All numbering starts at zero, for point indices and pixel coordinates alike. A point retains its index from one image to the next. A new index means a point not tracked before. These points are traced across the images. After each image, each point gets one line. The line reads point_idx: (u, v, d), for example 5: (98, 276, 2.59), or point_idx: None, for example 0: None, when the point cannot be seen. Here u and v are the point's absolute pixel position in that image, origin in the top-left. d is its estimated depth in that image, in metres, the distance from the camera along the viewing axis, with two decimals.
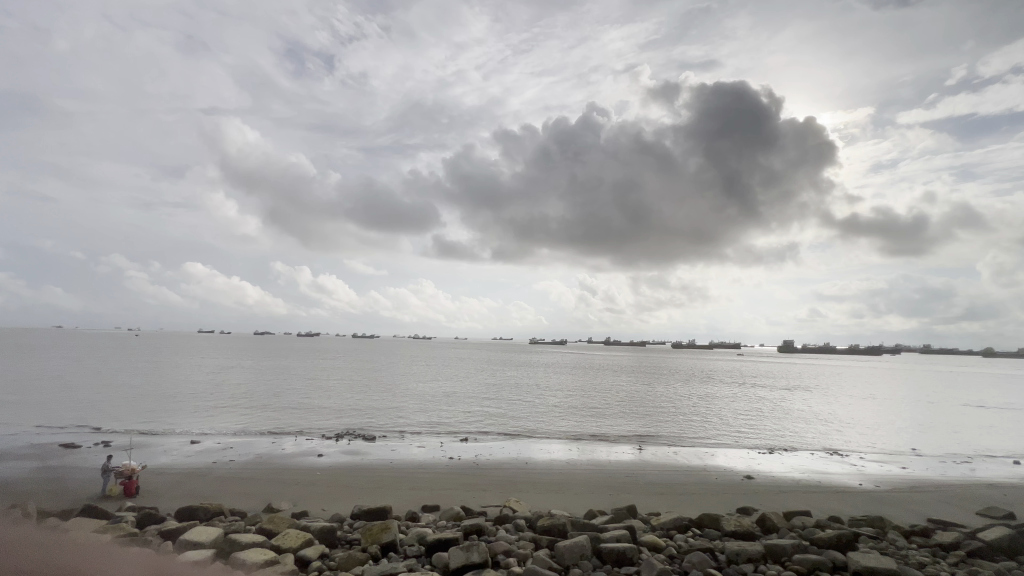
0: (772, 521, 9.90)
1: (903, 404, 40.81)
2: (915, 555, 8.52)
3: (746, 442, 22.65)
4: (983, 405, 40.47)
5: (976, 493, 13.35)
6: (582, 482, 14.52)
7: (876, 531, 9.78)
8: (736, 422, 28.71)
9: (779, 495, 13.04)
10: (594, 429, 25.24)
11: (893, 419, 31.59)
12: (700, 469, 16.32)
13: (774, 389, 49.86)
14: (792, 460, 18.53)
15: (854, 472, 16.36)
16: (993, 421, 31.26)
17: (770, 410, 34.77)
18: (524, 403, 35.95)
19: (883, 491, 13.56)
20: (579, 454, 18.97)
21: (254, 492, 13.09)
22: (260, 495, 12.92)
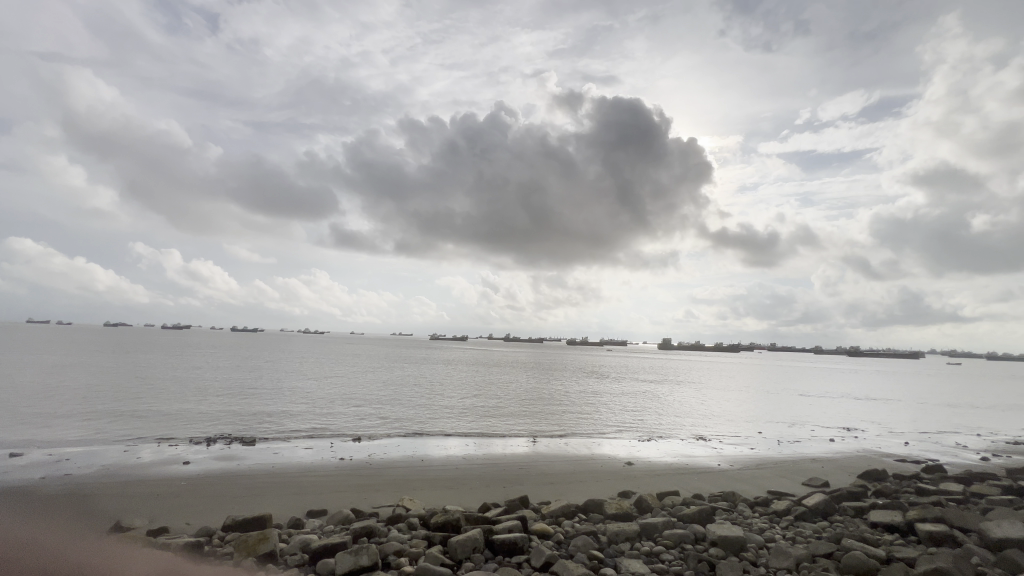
0: (647, 502, 10.93)
1: (753, 394, 47.39)
2: (757, 522, 9.98)
3: (629, 432, 24.84)
4: (812, 394, 48.57)
5: (803, 467, 16.03)
6: (479, 476, 14.71)
7: (729, 504, 11.28)
8: (621, 414, 31.28)
9: (654, 478, 14.49)
10: (490, 426, 25.69)
11: (744, 408, 36.51)
12: (587, 458, 17.60)
13: (653, 383, 54.92)
14: (666, 446, 20.69)
15: (714, 454, 18.72)
16: (819, 407, 37.60)
17: (648, 402, 38.30)
18: (421, 400, 35.48)
19: (735, 469, 15.73)
20: (476, 448, 19.31)
21: (99, 510, 11.26)
22: (117, 510, 11.29)
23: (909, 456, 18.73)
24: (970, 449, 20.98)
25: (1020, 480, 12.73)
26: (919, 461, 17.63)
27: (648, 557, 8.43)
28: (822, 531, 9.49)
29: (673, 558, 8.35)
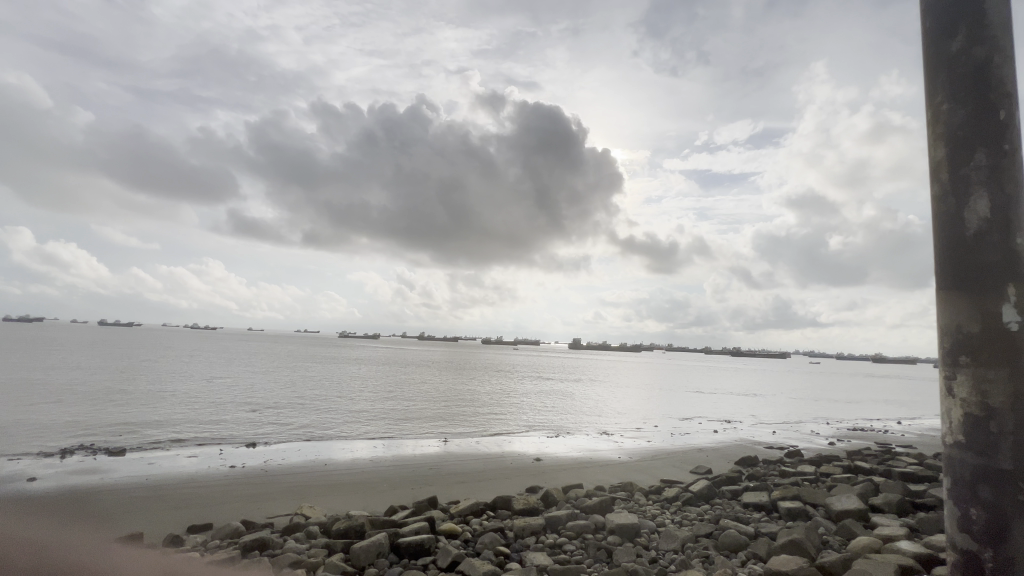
0: (553, 496, 11.34)
1: (651, 391, 51.22)
2: (650, 509, 10.82)
3: (538, 429, 25.58)
4: (700, 390, 53.70)
5: (691, 457, 17.68)
6: (388, 478, 14.31)
7: (627, 494, 12.10)
8: (531, 412, 32.10)
9: (561, 472, 15.09)
10: (401, 427, 25.02)
11: (643, 404, 39.33)
12: (498, 456, 17.83)
13: (563, 382, 57.23)
14: (572, 442, 21.72)
15: (616, 447, 19.99)
16: (706, 402, 41.70)
17: (557, 400, 39.76)
18: (327, 402, 33.64)
19: (633, 461, 16.92)
20: (384, 450, 18.71)
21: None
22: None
23: (776, 443, 21.44)
24: (822, 435, 24.57)
25: (855, 460, 15.19)
26: (783, 447, 20.26)
27: (551, 549, 8.77)
28: (704, 513, 10.55)
29: (575, 548, 8.76)
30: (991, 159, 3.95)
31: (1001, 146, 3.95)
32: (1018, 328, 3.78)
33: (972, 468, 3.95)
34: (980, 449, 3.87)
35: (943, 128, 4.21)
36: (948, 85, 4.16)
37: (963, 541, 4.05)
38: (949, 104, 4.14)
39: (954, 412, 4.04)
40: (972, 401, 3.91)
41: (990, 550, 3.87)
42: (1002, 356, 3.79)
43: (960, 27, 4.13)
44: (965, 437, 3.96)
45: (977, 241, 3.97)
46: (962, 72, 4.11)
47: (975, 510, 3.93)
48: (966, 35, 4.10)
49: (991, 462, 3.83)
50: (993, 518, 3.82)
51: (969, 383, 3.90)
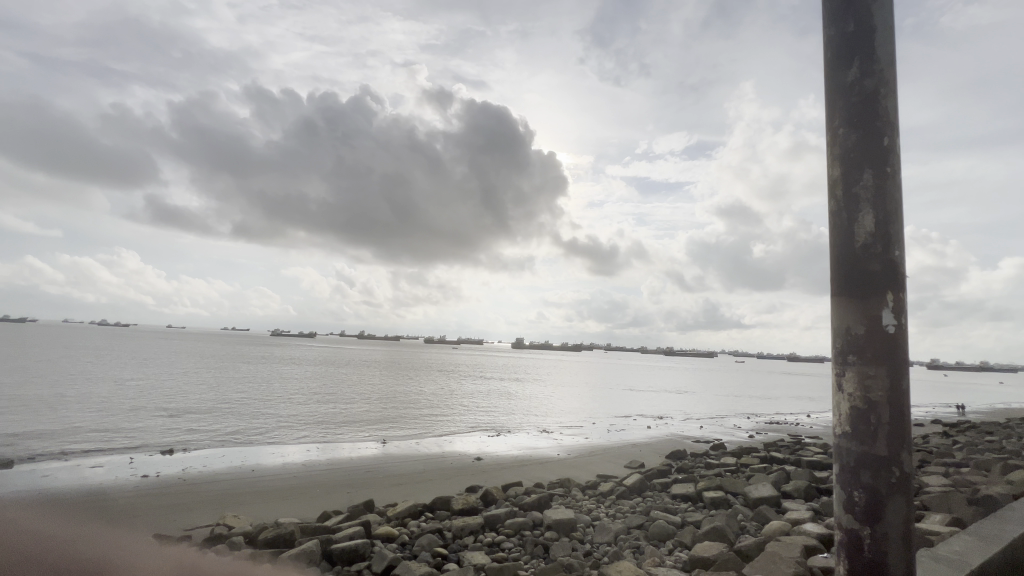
0: (492, 495, 11.39)
1: (590, 389, 52.94)
2: (586, 504, 11.16)
3: (479, 428, 25.68)
4: (636, 388, 56.19)
5: (625, 452, 18.36)
6: (323, 483, 13.72)
7: (565, 490, 12.39)
8: (473, 412, 32.10)
9: (500, 471, 15.18)
10: (338, 430, 24.11)
11: (581, 402, 40.54)
12: (438, 456, 17.65)
13: (505, 381, 57.78)
14: (513, 440, 21.93)
15: (555, 445, 20.41)
16: (641, 400, 43.60)
17: (499, 399, 40.06)
18: (256, 405, 31.70)
19: (570, 457, 17.37)
20: (319, 454, 17.97)
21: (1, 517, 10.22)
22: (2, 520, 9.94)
23: (702, 437, 22.77)
24: (742, 429, 26.45)
25: (770, 451, 16.48)
26: (708, 441, 21.56)
27: (490, 547, 8.82)
28: (636, 505, 11.03)
29: (513, 545, 8.85)
30: (880, 182, 3.37)
31: (891, 171, 3.40)
32: (901, 342, 3.26)
33: (858, 454, 3.37)
34: (862, 436, 3.34)
35: (836, 150, 3.60)
36: (842, 105, 3.55)
37: (843, 522, 3.49)
38: (843, 123, 3.54)
39: (842, 402, 3.46)
40: (855, 392, 3.35)
41: (868, 529, 3.34)
42: (887, 357, 3.27)
43: (854, 45, 3.51)
44: (849, 421, 3.41)
45: (862, 258, 3.38)
46: (855, 96, 3.51)
47: (856, 492, 3.39)
48: (863, 62, 3.48)
49: (873, 447, 3.30)
50: (871, 499, 3.31)
51: (855, 377, 3.33)
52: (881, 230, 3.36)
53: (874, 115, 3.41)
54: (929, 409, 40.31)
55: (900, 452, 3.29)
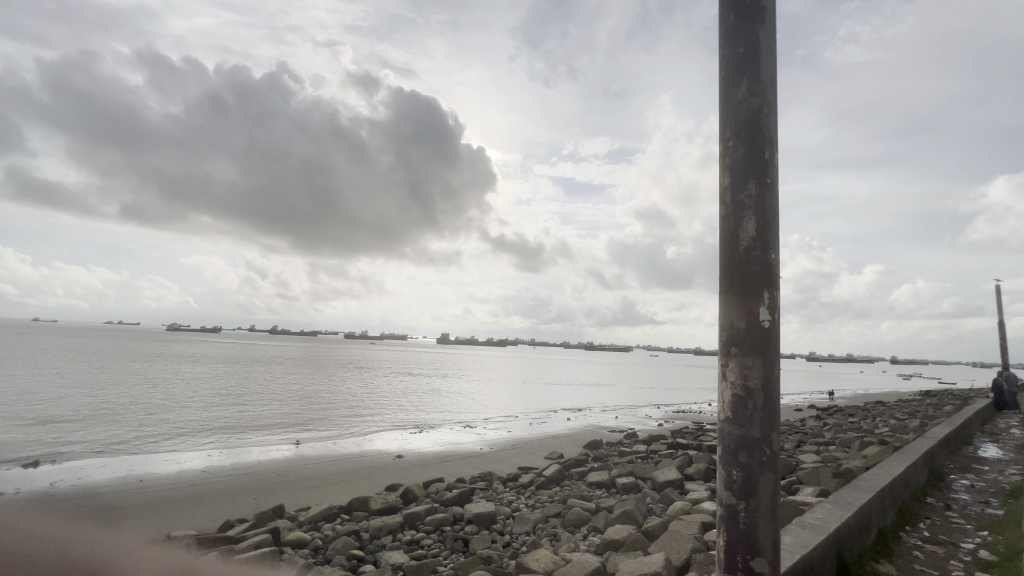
0: (413, 492, 11.18)
1: (515, 383, 53.93)
2: (507, 496, 11.33)
3: (402, 426, 25.20)
4: (558, 382, 58.22)
5: (545, 444, 18.89)
6: (227, 489, 12.67)
7: (486, 483, 12.50)
8: (395, 410, 31.40)
9: (421, 468, 14.96)
10: (246, 432, 22.40)
11: (505, 396, 41.21)
12: (357, 455, 17.03)
13: (430, 377, 57.12)
14: (435, 436, 21.72)
15: (478, 439, 20.51)
16: (561, 392, 45.13)
17: (422, 396, 39.61)
18: (145, 408, 28.46)
19: (493, 451, 17.58)
20: (224, 458, 16.61)
21: None
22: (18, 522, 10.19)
23: (617, 427, 24.09)
24: (652, 418, 28.39)
25: (676, 438, 17.83)
26: (622, 430, 22.86)
27: (409, 546, 8.67)
28: (554, 495, 11.41)
29: (432, 542, 8.77)
30: (763, 193, 3.27)
31: (772, 185, 3.30)
32: (776, 337, 3.23)
33: (738, 436, 3.29)
34: (741, 420, 3.28)
35: (723, 163, 3.45)
36: (729, 121, 3.39)
37: (722, 498, 3.44)
38: (731, 136, 3.38)
39: (725, 389, 3.38)
40: (735, 379, 3.28)
41: (743, 503, 3.31)
42: (763, 349, 3.23)
43: (742, 66, 3.34)
44: (729, 407, 3.34)
45: (745, 261, 3.28)
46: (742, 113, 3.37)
47: (733, 471, 3.34)
48: (751, 81, 3.31)
49: (749, 430, 3.26)
50: (747, 475, 3.26)
51: (734, 367, 3.25)
52: (763, 236, 3.27)
53: (758, 134, 3.28)
54: (807, 396, 46.08)
55: (773, 435, 3.27)
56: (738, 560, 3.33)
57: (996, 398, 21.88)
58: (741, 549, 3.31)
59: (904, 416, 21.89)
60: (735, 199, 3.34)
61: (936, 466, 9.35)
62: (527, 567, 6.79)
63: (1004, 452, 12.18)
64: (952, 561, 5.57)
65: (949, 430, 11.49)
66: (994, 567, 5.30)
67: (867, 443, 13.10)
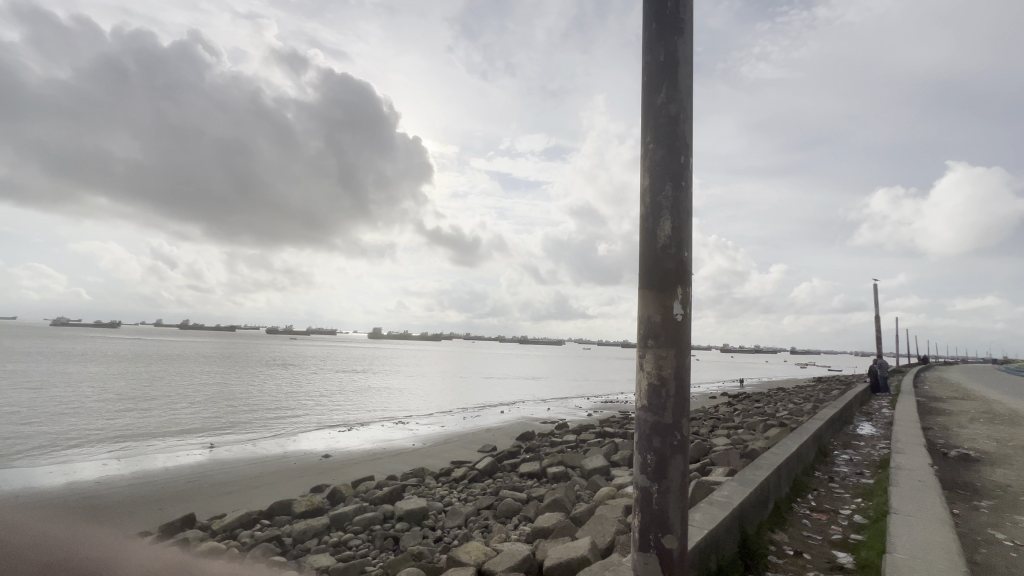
0: (340, 492, 10.78)
1: (449, 378, 53.64)
2: (439, 491, 11.28)
3: (329, 425, 24.22)
4: (493, 375, 58.61)
5: (478, 437, 18.96)
6: (127, 500, 11.45)
7: (418, 479, 12.33)
8: (322, 408, 30.11)
9: (350, 466, 14.47)
10: (152, 438, 20.46)
11: (439, 391, 40.92)
12: (280, 457, 16.13)
13: (360, 373, 55.34)
14: (365, 434, 21.11)
15: (410, 435, 20.15)
16: (496, 386, 45.61)
17: (353, 393, 38.30)
18: (24, 415, 24.98)
19: (425, 446, 17.38)
20: (125, 466, 15.09)
21: None
22: None
23: (548, 418, 24.73)
24: (582, 408, 29.50)
25: (604, 426, 18.63)
26: (554, 421, 23.53)
27: (336, 548, 8.36)
28: (486, 487, 11.51)
29: (360, 542, 8.53)
30: (678, 195, 3.48)
31: (687, 187, 3.52)
32: (687, 330, 3.47)
33: (655, 424, 3.50)
34: (655, 408, 3.50)
35: (643, 164, 3.64)
36: (649, 126, 3.57)
37: (638, 482, 3.65)
38: (651, 140, 3.56)
39: (642, 379, 3.57)
40: (650, 369, 3.49)
41: (655, 485, 3.53)
42: (676, 342, 3.45)
43: (662, 74, 3.53)
44: (645, 395, 3.54)
45: (661, 259, 3.48)
46: (661, 120, 3.56)
47: (648, 456, 3.56)
48: (669, 89, 3.51)
49: (662, 416, 3.48)
50: (660, 460, 3.49)
51: (650, 358, 3.45)
52: (678, 236, 3.49)
53: (676, 140, 3.48)
54: (721, 384, 49.99)
55: (684, 421, 3.51)
56: (650, 538, 3.57)
57: (871, 381, 25.08)
58: (653, 528, 3.55)
59: (799, 401, 24.54)
60: (654, 200, 3.52)
61: (823, 443, 10.57)
62: (459, 561, 6.82)
63: (877, 429, 14.01)
64: (834, 526, 6.33)
65: (834, 411, 13.05)
66: (866, 528, 6.09)
67: (769, 425, 14.50)
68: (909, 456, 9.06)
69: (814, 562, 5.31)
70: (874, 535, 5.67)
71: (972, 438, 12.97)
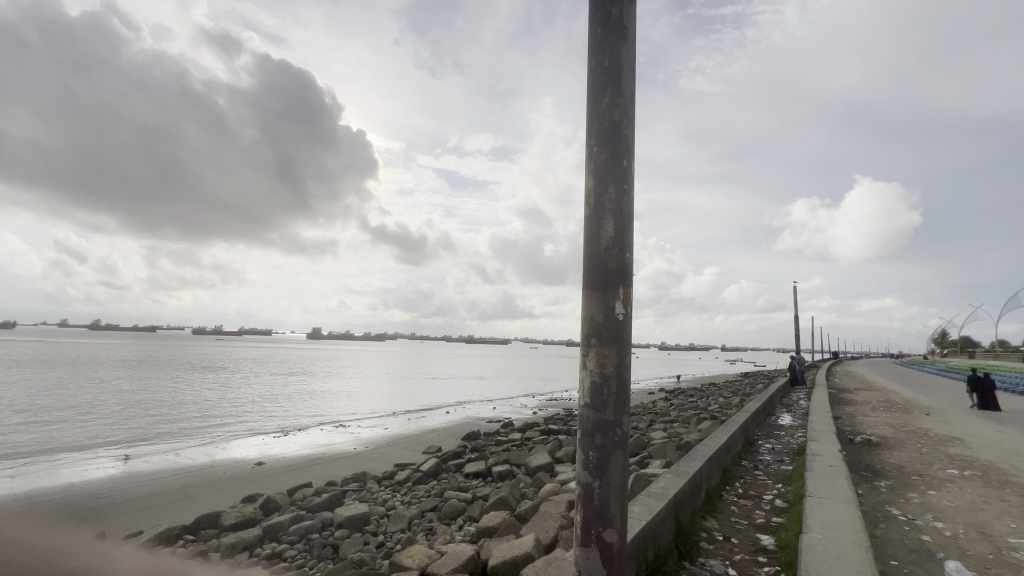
0: (274, 502, 10.22)
1: (392, 380, 52.38)
2: (382, 495, 10.97)
3: (264, 431, 22.95)
4: (439, 376, 58.04)
5: (423, 439, 18.65)
6: (23, 520, 10.23)
7: (360, 484, 11.94)
8: (255, 413, 28.47)
9: (287, 474, 13.76)
10: (56, 452, 18.44)
11: (382, 393, 39.88)
12: (207, 466, 15.05)
13: (297, 376, 52.90)
14: (303, 439, 20.18)
15: (351, 439, 19.49)
16: (441, 386, 45.17)
17: (289, 397, 36.48)
18: None
19: (367, 450, 16.88)
20: (23, 483, 13.51)
21: None
22: None
23: (493, 417, 24.82)
24: (527, 407, 29.83)
25: (548, 424, 18.95)
26: (499, 420, 23.62)
27: (269, 560, 7.91)
28: (431, 489, 11.33)
29: (296, 553, 8.12)
30: (621, 197, 3.60)
31: (629, 189, 3.65)
32: (627, 328, 3.60)
33: (599, 423, 3.59)
34: (597, 404, 3.60)
35: (587, 166, 3.73)
36: (594, 128, 3.67)
37: (580, 478, 3.74)
38: (595, 141, 3.66)
39: (585, 377, 3.66)
40: (593, 367, 3.59)
41: (596, 481, 3.64)
42: (618, 339, 3.56)
43: (607, 77, 3.64)
44: (588, 393, 3.63)
45: (604, 259, 3.59)
46: (605, 124, 3.66)
47: (590, 452, 3.66)
48: (613, 93, 3.63)
49: (604, 413, 3.58)
50: (602, 456, 3.59)
51: (593, 356, 3.54)
52: (620, 237, 3.61)
53: (619, 143, 3.60)
54: (658, 380, 52.46)
55: (624, 417, 3.63)
56: (591, 533, 3.67)
57: (791, 375, 27.26)
58: (594, 523, 3.65)
59: (728, 395, 26.23)
60: (597, 201, 3.62)
61: (749, 433, 11.37)
62: (401, 565, 6.67)
63: (795, 420, 15.23)
64: (758, 511, 6.83)
65: (759, 404, 14.08)
66: (785, 511, 6.63)
67: (702, 419, 15.37)
68: (823, 443, 9.93)
69: (740, 545, 5.69)
70: (792, 517, 6.17)
71: (874, 425, 14.45)
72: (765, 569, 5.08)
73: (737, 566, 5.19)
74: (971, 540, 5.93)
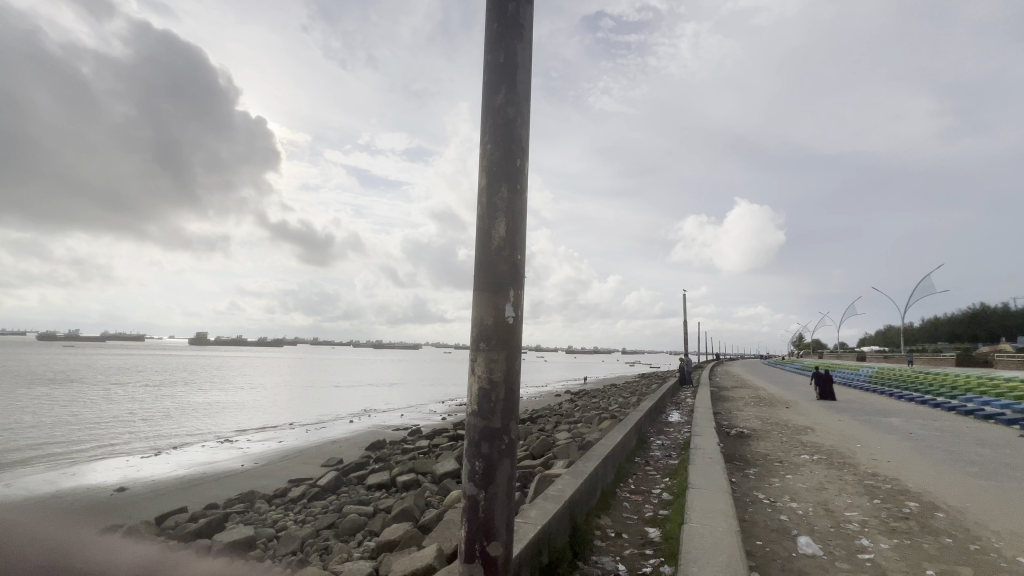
0: (137, 531, 8.86)
1: (290, 388, 48.68)
2: (272, 515, 10.04)
3: (129, 451, 19.94)
4: (343, 383, 55.00)
5: (323, 451, 17.51)
6: None
7: (246, 504, 10.83)
8: (118, 432, 24.67)
9: (157, 498, 12.07)
10: None
11: (277, 403, 36.79)
12: (50, 496, 12.69)
13: (176, 387, 47.02)
14: (179, 458, 17.85)
15: (238, 455, 17.67)
16: (345, 395, 42.75)
17: (164, 411, 32.25)
18: None
19: (258, 466, 15.41)
20: None
21: None
22: None
23: (401, 425, 24.04)
24: (437, 413, 29.31)
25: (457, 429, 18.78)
26: (406, 427, 22.93)
27: None
28: (328, 505, 10.59)
29: None
30: (513, 198, 3.64)
31: (521, 191, 3.70)
32: (516, 332, 3.63)
33: (487, 432, 3.57)
34: (484, 412, 3.57)
35: (481, 165, 3.72)
36: (488, 125, 3.67)
37: (466, 490, 3.68)
38: (489, 140, 3.66)
39: (474, 383, 3.62)
40: (482, 372, 3.57)
41: (483, 491, 3.60)
42: (507, 344, 3.58)
43: (502, 75, 3.67)
44: (476, 400, 3.59)
45: (494, 261, 3.60)
46: (499, 121, 3.68)
47: (477, 462, 3.62)
48: (508, 92, 3.66)
49: (491, 421, 3.57)
50: (488, 466, 3.57)
51: (481, 361, 3.53)
52: (511, 238, 3.64)
53: (513, 143, 3.65)
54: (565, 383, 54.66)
55: (512, 424, 3.66)
56: (476, 547, 3.63)
57: (680, 376, 29.87)
58: (478, 537, 3.62)
59: (628, 395, 28.05)
60: (489, 201, 3.62)
61: (643, 431, 12.21)
62: None
63: (683, 416, 16.67)
64: (647, 504, 7.31)
65: (653, 403, 15.18)
66: (671, 503, 7.16)
67: (603, 419, 16.22)
68: (704, 436, 10.97)
69: (629, 540, 6.05)
70: (676, 509, 6.67)
71: (747, 419, 16.28)
72: (649, 562, 5.43)
73: (626, 561, 5.49)
74: (817, 516, 6.89)
